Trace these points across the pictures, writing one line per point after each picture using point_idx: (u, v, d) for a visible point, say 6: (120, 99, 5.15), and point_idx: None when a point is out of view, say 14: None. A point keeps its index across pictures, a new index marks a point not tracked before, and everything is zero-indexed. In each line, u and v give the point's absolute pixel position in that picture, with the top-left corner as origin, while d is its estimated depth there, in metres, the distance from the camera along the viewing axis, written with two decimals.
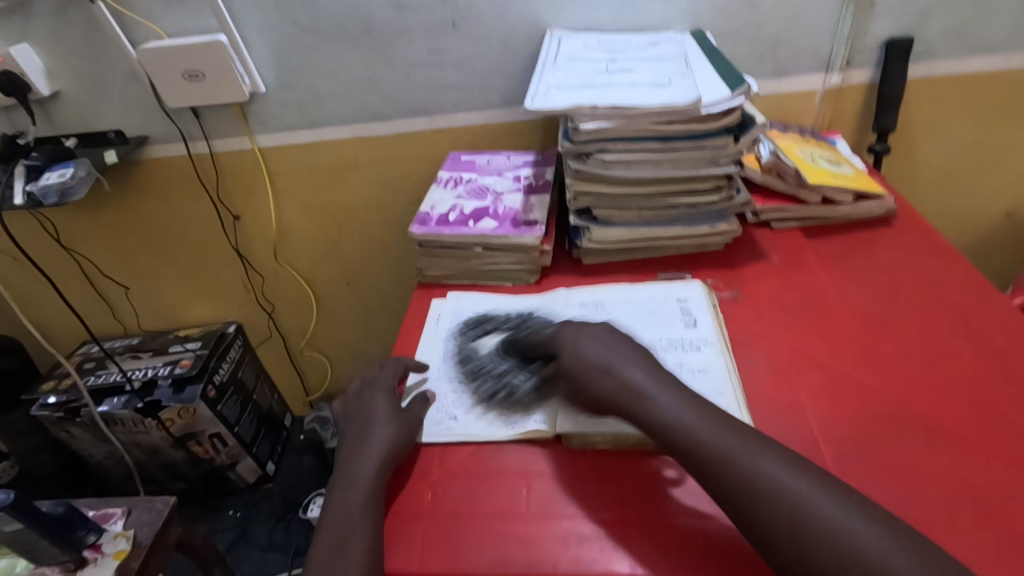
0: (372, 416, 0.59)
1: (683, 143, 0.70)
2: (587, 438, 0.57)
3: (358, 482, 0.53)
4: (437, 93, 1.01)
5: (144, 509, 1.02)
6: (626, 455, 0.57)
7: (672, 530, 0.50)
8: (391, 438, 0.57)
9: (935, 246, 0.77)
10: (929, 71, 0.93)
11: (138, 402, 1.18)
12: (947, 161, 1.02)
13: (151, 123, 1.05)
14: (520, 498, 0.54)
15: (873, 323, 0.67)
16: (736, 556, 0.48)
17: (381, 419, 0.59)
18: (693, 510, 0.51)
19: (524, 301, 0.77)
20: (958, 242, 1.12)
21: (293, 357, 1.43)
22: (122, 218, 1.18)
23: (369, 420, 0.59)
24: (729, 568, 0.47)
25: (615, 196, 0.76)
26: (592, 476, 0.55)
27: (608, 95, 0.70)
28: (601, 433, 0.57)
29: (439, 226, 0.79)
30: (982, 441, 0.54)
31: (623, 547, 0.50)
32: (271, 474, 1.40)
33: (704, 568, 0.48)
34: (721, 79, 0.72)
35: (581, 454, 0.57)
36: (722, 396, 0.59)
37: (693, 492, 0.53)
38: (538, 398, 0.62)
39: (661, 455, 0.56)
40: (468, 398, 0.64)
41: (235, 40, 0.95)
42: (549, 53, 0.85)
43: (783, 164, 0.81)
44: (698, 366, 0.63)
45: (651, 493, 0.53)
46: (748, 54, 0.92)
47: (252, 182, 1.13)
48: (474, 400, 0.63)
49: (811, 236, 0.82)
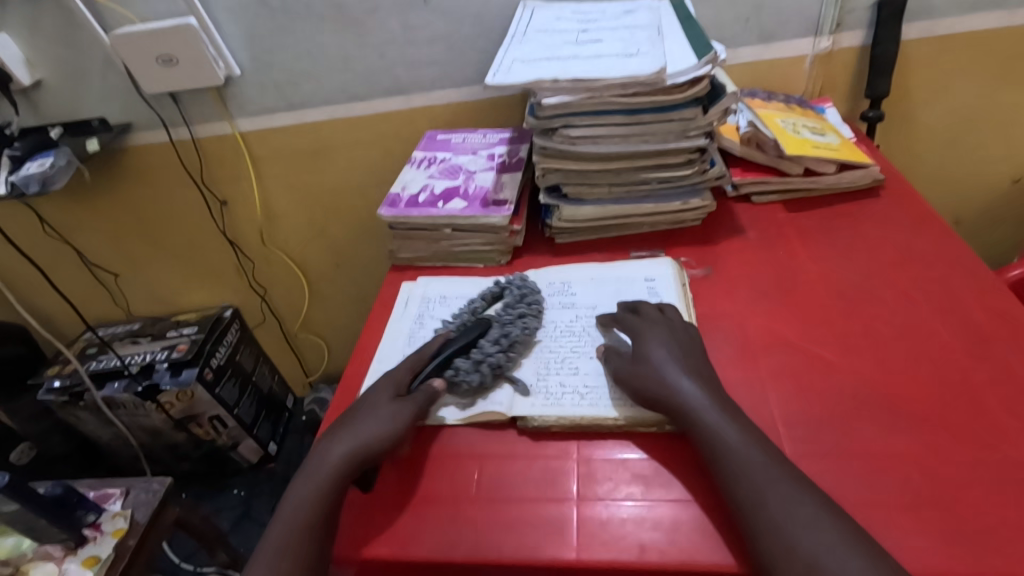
0: (372, 417, 0.55)
1: (650, 116, 0.68)
2: (541, 422, 0.57)
3: (317, 472, 0.52)
4: (413, 70, 0.99)
5: (142, 489, 1.06)
6: (580, 439, 0.56)
7: (622, 516, 0.50)
8: (370, 436, 0.54)
9: (922, 218, 0.73)
10: (925, 31, 0.88)
11: (137, 386, 1.21)
12: (948, 127, 0.97)
13: (132, 109, 1.05)
14: (470, 480, 0.54)
15: (848, 300, 0.65)
16: (683, 538, 0.48)
17: (374, 415, 0.55)
18: (642, 494, 0.51)
19: (492, 286, 0.75)
20: (962, 211, 1.07)
21: (289, 340, 1.45)
22: (112, 205, 1.19)
23: (375, 405, 0.56)
24: (672, 554, 0.47)
25: (584, 172, 0.74)
26: (545, 459, 0.55)
27: (572, 67, 0.67)
28: (555, 416, 0.56)
29: (408, 207, 0.78)
30: (948, 422, 0.52)
31: (571, 532, 0.49)
32: (273, 455, 1.42)
33: (649, 554, 0.47)
34: (690, 47, 0.68)
35: (536, 437, 0.57)
36: None
37: (646, 477, 0.52)
38: (498, 380, 0.61)
39: (613, 438, 0.56)
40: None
41: (206, 23, 0.94)
42: (520, 25, 0.83)
43: (761, 135, 0.78)
44: None
45: (601, 477, 0.53)
46: (732, 20, 0.88)
47: (235, 166, 1.12)
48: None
49: (792, 211, 0.79)
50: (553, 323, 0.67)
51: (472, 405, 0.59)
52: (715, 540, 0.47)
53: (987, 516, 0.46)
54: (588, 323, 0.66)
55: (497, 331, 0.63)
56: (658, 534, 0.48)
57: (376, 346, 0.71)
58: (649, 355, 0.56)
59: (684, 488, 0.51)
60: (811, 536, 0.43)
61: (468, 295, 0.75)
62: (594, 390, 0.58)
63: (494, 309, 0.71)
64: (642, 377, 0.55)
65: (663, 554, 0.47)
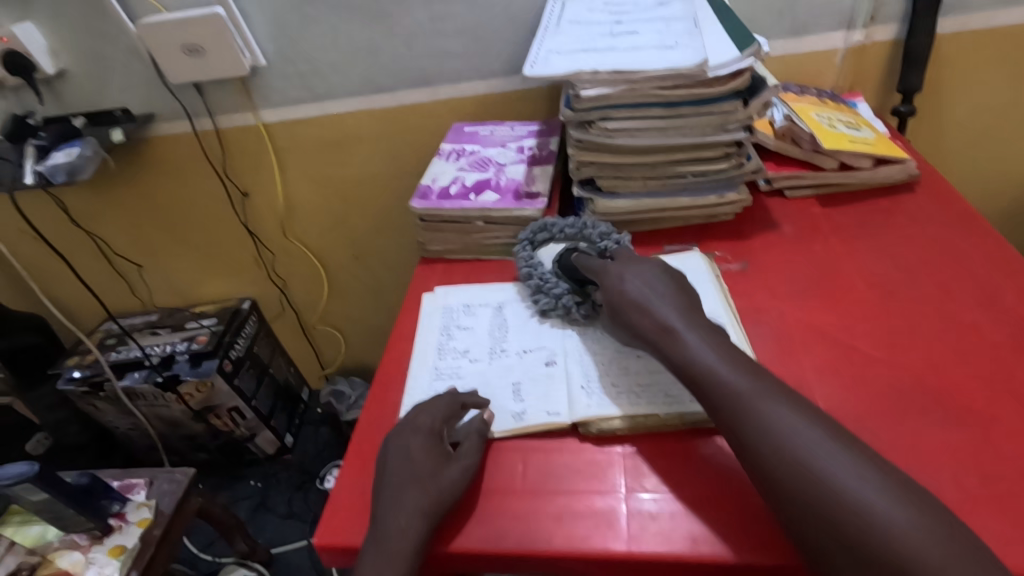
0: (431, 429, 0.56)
1: (689, 109, 0.67)
2: (604, 424, 0.56)
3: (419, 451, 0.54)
4: (440, 62, 0.98)
5: (165, 480, 1.06)
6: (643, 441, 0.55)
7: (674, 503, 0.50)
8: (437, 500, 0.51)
9: (960, 214, 0.73)
10: (959, 25, 0.87)
11: (158, 376, 1.21)
12: (977, 123, 0.96)
13: (156, 99, 1.05)
14: (514, 474, 0.54)
15: (887, 294, 0.65)
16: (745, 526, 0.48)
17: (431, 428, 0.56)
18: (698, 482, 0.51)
19: (518, 288, 0.74)
20: (991, 208, 1.06)
21: (307, 332, 1.44)
22: (133, 195, 1.19)
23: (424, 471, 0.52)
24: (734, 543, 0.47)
25: (619, 165, 0.73)
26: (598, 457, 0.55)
27: (611, 58, 0.67)
28: (618, 417, 0.56)
29: (440, 199, 0.78)
30: (996, 418, 0.52)
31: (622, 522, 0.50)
32: (289, 446, 1.42)
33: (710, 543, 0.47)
34: (730, 39, 0.68)
35: (597, 442, 0.56)
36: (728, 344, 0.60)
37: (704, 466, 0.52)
38: (547, 389, 0.60)
39: (666, 436, 0.55)
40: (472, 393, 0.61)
41: (232, 11, 0.93)
42: (552, 17, 0.82)
43: (797, 129, 0.78)
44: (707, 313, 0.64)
45: (650, 472, 0.53)
46: (764, 13, 0.88)
47: (257, 156, 1.12)
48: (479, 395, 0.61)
49: (825, 205, 0.78)
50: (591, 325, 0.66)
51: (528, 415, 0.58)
52: (768, 535, 0.47)
53: None
54: None
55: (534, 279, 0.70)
56: (707, 525, 0.48)
57: (408, 359, 0.69)
58: (621, 290, 0.58)
59: (734, 482, 0.51)
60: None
61: (494, 302, 0.73)
62: (649, 389, 0.58)
63: (526, 315, 0.70)
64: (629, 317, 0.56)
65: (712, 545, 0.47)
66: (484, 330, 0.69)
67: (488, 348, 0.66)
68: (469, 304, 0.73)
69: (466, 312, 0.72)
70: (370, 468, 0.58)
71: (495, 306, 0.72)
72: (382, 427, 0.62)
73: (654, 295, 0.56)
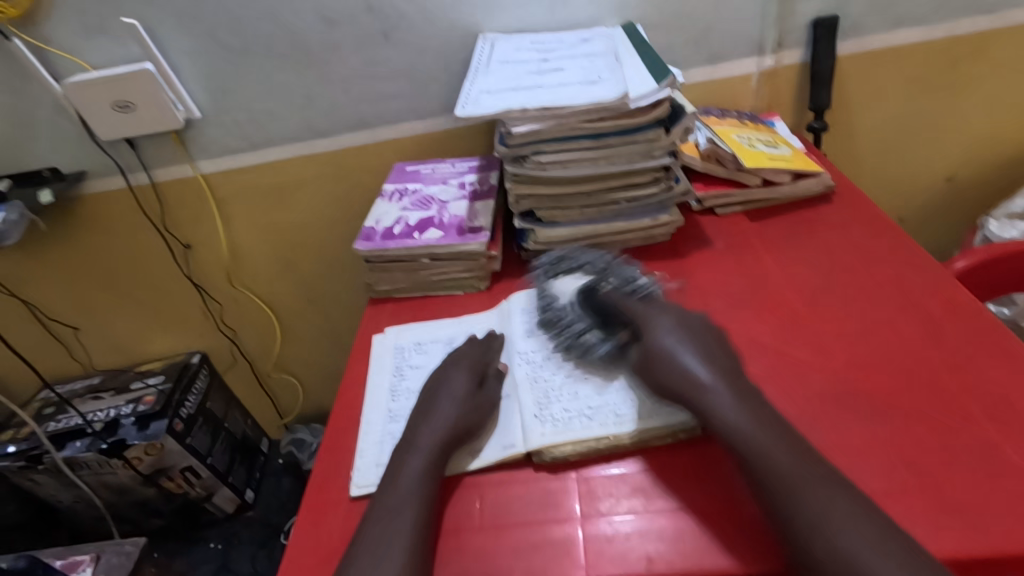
0: (452, 392, 0.61)
1: (616, 139, 0.71)
2: (555, 451, 0.56)
3: (421, 439, 0.56)
4: (377, 105, 1.00)
5: (114, 553, 1.00)
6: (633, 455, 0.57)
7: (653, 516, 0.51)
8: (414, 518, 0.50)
9: (874, 220, 0.78)
10: (857, 47, 0.95)
11: (102, 443, 1.15)
12: (885, 133, 1.04)
13: (87, 156, 1.02)
14: (492, 511, 0.54)
15: (815, 300, 0.69)
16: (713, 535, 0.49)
17: (451, 394, 0.60)
18: (683, 497, 0.52)
19: (471, 321, 0.75)
20: (906, 210, 1.14)
21: (262, 381, 1.40)
22: (68, 255, 1.15)
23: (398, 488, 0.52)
24: (705, 555, 0.48)
25: (556, 196, 0.76)
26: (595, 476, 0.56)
27: (538, 95, 0.70)
28: (570, 444, 0.56)
29: (384, 240, 0.78)
30: (919, 411, 0.55)
31: (593, 545, 0.50)
32: (250, 502, 1.36)
33: (684, 555, 0.48)
34: (648, 72, 0.72)
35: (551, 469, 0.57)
36: None
37: (681, 483, 0.53)
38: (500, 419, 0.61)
39: (664, 450, 0.56)
40: None
41: (163, 67, 0.93)
42: (482, 57, 0.85)
43: (720, 151, 0.82)
44: None
45: (639, 487, 0.54)
46: (682, 44, 0.93)
47: (198, 208, 1.10)
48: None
49: (754, 220, 0.83)
50: (539, 352, 0.67)
51: (484, 445, 0.58)
52: (720, 545, 0.48)
53: (968, 498, 0.48)
54: None
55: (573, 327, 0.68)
56: (662, 544, 0.49)
57: (360, 405, 0.68)
58: (658, 343, 0.57)
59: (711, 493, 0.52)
60: (823, 527, 0.44)
61: (443, 338, 0.73)
62: (600, 411, 0.59)
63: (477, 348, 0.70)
64: (664, 367, 0.56)
65: (681, 555, 0.48)
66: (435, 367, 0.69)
67: None
68: (420, 342, 0.73)
69: (417, 351, 0.72)
70: (326, 519, 0.57)
71: (446, 341, 0.72)
72: (336, 477, 0.61)
73: (699, 354, 0.56)
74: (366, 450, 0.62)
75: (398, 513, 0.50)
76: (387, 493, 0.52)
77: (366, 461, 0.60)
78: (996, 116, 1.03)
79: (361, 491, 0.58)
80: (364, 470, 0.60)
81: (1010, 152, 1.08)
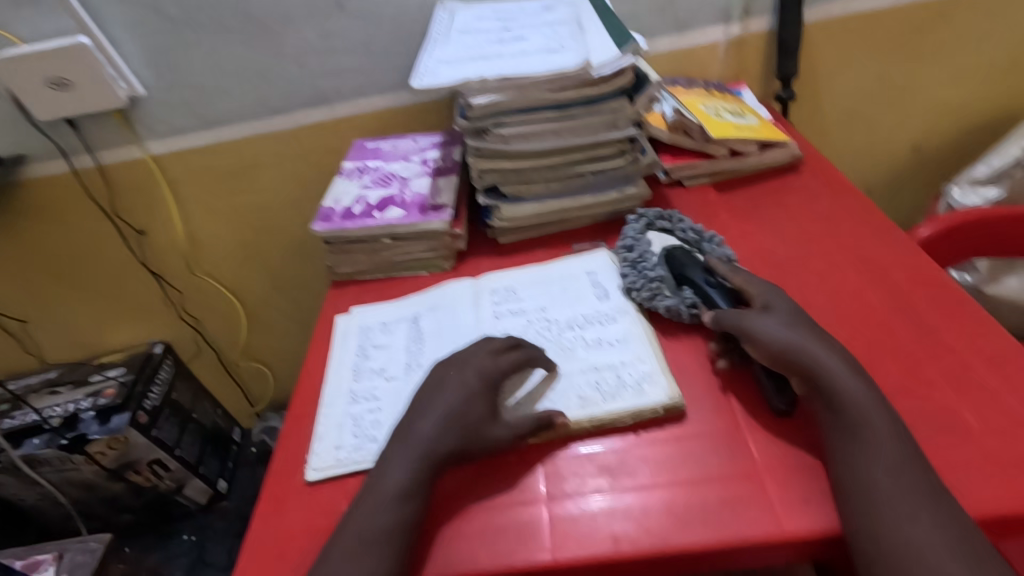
0: (457, 398, 0.55)
1: (579, 110, 0.69)
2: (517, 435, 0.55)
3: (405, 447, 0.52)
4: (333, 79, 0.95)
5: (78, 550, 0.97)
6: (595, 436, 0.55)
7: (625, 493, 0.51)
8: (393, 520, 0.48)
9: (842, 189, 0.78)
10: (824, 13, 0.93)
11: (61, 438, 1.11)
12: (853, 101, 1.03)
13: (25, 138, 0.97)
14: (455, 493, 0.53)
15: (783, 271, 0.68)
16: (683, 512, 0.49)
17: (450, 397, 0.55)
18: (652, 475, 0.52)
19: (439, 297, 0.73)
20: (874, 179, 1.14)
21: (230, 370, 1.36)
22: (12, 244, 1.09)
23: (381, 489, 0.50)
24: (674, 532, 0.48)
25: (520, 171, 0.73)
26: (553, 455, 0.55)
27: (496, 65, 0.67)
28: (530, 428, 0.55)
29: (343, 220, 0.75)
30: (884, 380, 0.55)
31: (560, 528, 0.49)
32: (223, 492, 1.33)
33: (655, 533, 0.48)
34: (610, 39, 0.69)
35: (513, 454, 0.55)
36: (643, 344, 0.61)
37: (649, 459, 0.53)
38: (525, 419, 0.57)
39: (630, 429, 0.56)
40: (387, 415, 0.60)
41: (100, 40, 0.88)
42: (440, 27, 0.81)
43: (687, 121, 0.80)
44: (617, 310, 0.66)
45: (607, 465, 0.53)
46: (648, 13, 0.91)
47: (149, 191, 1.05)
48: (393, 416, 0.60)
49: (722, 191, 0.82)
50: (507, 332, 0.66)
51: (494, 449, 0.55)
52: (688, 521, 0.48)
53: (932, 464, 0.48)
54: (541, 327, 0.65)
55: (627, 260, 0.69)
56: (630, 523, 0.49)
57: (320, 390, 0.66)
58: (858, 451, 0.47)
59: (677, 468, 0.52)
60: None
61: (408, 316, 0.71)
62: (562, 392, 0.58)
63: (438, 325, 0.69)
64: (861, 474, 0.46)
65: (648, 534, 0.48)
66: (399, 346, 0.67)
67: (401, 366, 0.65)
68: (385, 322, 0.72)
69: (382, 331, 0.70)
70: (287, 511, 0.55)
71: (411, 318, 0.71)
72: (297, 466, 0.59)
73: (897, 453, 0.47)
74: (324, 432, 0.60)
75: (377, 513, 0.49)
76: (374, 493, 0.50)
77: (323, 445, 0.58)
78: (960, 82, 1.03)
79: (317, 475, 0.57)
80: (322, 453, 0.58)
81: (974, 118, 1.08)
